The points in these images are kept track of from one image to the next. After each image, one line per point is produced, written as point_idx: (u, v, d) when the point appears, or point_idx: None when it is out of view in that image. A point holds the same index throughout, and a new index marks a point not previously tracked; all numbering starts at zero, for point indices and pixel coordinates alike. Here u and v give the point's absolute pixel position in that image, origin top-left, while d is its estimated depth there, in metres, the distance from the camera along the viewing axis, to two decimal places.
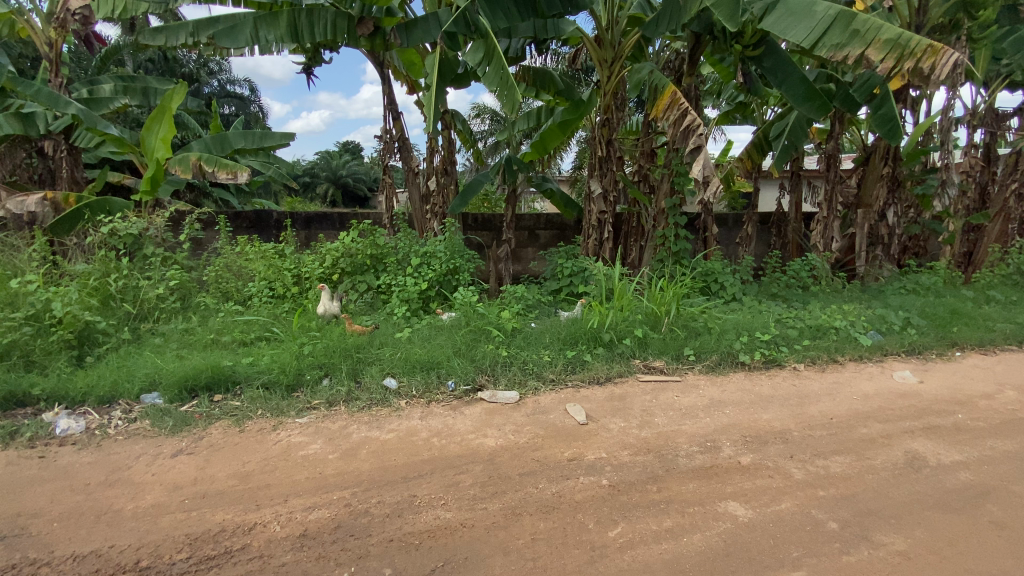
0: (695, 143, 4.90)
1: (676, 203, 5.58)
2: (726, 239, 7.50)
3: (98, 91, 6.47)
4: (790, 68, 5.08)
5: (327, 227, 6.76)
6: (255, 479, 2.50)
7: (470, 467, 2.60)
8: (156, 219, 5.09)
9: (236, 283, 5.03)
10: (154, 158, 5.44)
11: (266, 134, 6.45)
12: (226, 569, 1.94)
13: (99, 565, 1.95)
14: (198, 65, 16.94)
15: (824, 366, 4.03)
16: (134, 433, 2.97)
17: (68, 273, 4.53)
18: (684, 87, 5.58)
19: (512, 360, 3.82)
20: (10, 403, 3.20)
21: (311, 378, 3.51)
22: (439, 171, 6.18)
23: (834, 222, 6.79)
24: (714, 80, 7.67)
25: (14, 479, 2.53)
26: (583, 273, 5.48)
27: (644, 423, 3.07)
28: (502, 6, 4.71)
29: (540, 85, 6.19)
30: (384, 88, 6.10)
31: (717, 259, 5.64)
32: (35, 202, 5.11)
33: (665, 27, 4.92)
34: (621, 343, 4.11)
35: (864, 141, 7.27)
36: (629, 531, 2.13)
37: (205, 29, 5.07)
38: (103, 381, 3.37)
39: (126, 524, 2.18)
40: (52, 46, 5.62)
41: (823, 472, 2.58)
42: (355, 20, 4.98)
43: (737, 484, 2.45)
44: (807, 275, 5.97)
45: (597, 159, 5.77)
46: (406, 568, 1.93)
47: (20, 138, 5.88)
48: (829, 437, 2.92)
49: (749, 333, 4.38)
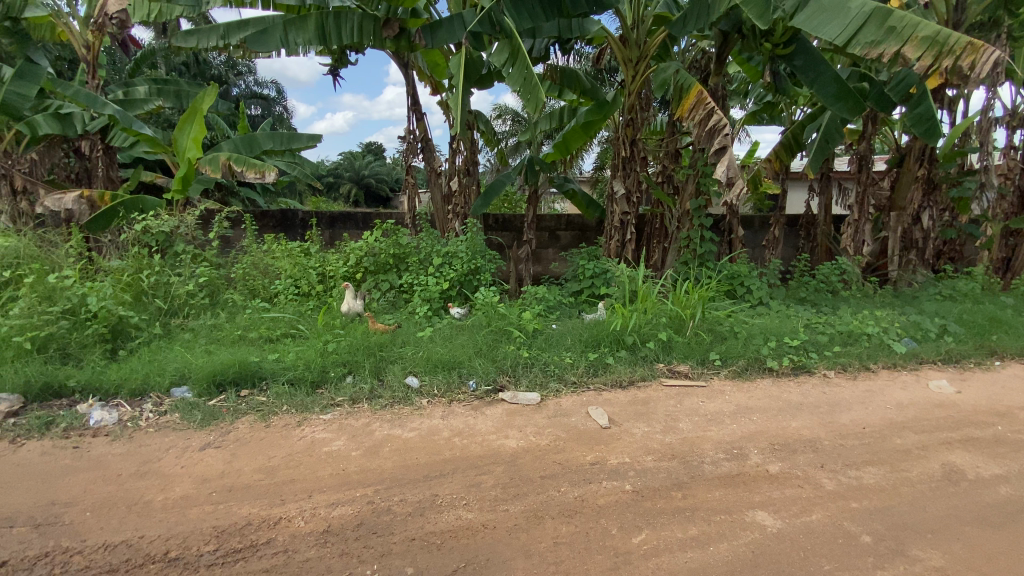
0: (721, 143, 4.78)
1: (701, 204, 5.47)
2: (752, 242, 7.33)
3: (133, 93, 6.67)
4: (822, 66, 4.95)
5: (350, 227, 6.84)
6: (281, 473, 2.54)
7: (492, 468, 2.59)
8: (186, 217, 5.22)
9: (263, 280, 5.12)
10: (186, 158, 5.55)
11: (294, 136, 6.59)
12: (251, 562, 1.96)
13: (129, 555, 1.99)
14: (225, 66, 17.35)
15: (856, 374, 3.90)
16: (165, 425, 3.04)
17: (103, 269, 4.68)
18: (711, 87, 5.47)
19: (534, 361, 3.80)
20: (47, 394, 3.32)
21: (335, 375, 3.55)
22: (461, 171, 6.21)
23: (865, 225, 6.61)
24: (741, 79, 7.52)
25: (49, 468, 2.61)
26: (604, 274, 5.43)
27: (668, 429, 3.01)
28: (527, 6, 4.66)
29: (565, 84, 6.15)
30: (409, 89, 6.16)
31: (743, 262, 5.52)
32: (71, 200, 5.26)
33: (693, 26, 4.81)
34: (645, 346, 4.05)
35: (898, 141, 7.05)
36: (654, 538, 2.09)
37: (236, 32, 5.23)
38: (136, 374, 3.46)
39: (156, 515, 2.23)
40: (89, 49, 5.82)
41: (856, 483, 2.49)
42: (381, 22, 5.03)
43: (766, 493, 2.39)
44: (837, 279, 5.80)
45: (620, 159, 5.73)
46: (428, 568, 1.92)
47: (58, 138, 6.09)
48: (861, 447, 2.83)
49: (778, 338, 4.28)
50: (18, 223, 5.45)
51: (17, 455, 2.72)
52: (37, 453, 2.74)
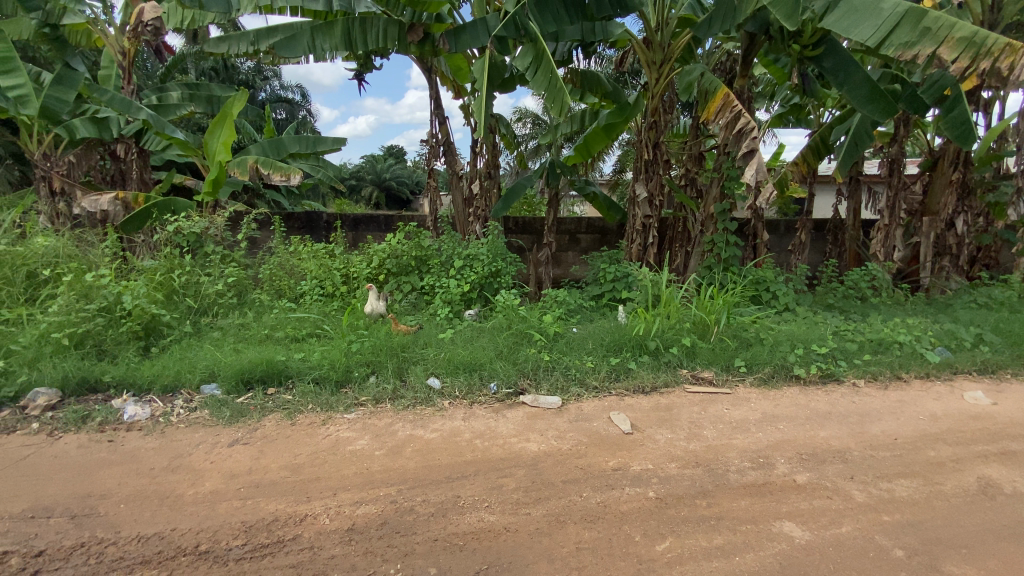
0: (748, 146, 4.71)
1: (726, 208, 5.37)
2: (777, 247, 7.18)
3: (166, 98, 6.89)
4: (853, 67, 4.84)
5: (373, 229, 6.93)
6: (306, 471, 2.58)
7: (513, 471, 2.59)
8: (216, 219, 5.36)
9: (289, 281, 5.23)
10: (215, 161, 5.68)
11: (319, 139, 6.77)
12: (278, 557, 2.00)
13: (162, 547, 2.05)
14: (253, 73, 17.83)
15: (887, 383, 3.79)
16: (195, 421, 3.12)
17: (136, 268, 4.83)
18: (737, 89, 5.40)
19: (555, 364, 3.80)
20: (84, 389, 3.44)
21: (359, 375, 3.60)
22: (482, 175, 6.26)
23: (896, 231, 6.47)
24: (767, 81, 7.38)
25: (87, 460, 2.70)
26: (626, 278, 5.36)
27: (692, 435, 2.97)
28: (552, 8, 4.61)
29: (587, 88, 6.15)
30: (432, 93, 6.24)
31: (768, 267, 5.42)
32: (107, 201, 5.47)
33: (719, 27, 4.75)
34: (668, 352, 4.01)
35: (931, 144, 6.85)
36: (678, 546, 2.06)
37: (265, 38, 5.35)
38: (167, 370, 3.56)
39: (188, 509, 2.29)
40: (125, 55, 6.03)
41: (888, 495, 2.42)
42: (405, 27, 5.12)
43: (793, 504, 2.34)
44: (867, 285, 5.65)
45: (642, 162, 5.67)
46: (451, 568, 1.94)
47: (94, 141, 6.30)
48: (893, 459, 2.75)
49: (805, 345, 4.18)
50: (57, 224, 5.69)
51: (56, 447, 2.83)
52: (73, 446, 2.84)
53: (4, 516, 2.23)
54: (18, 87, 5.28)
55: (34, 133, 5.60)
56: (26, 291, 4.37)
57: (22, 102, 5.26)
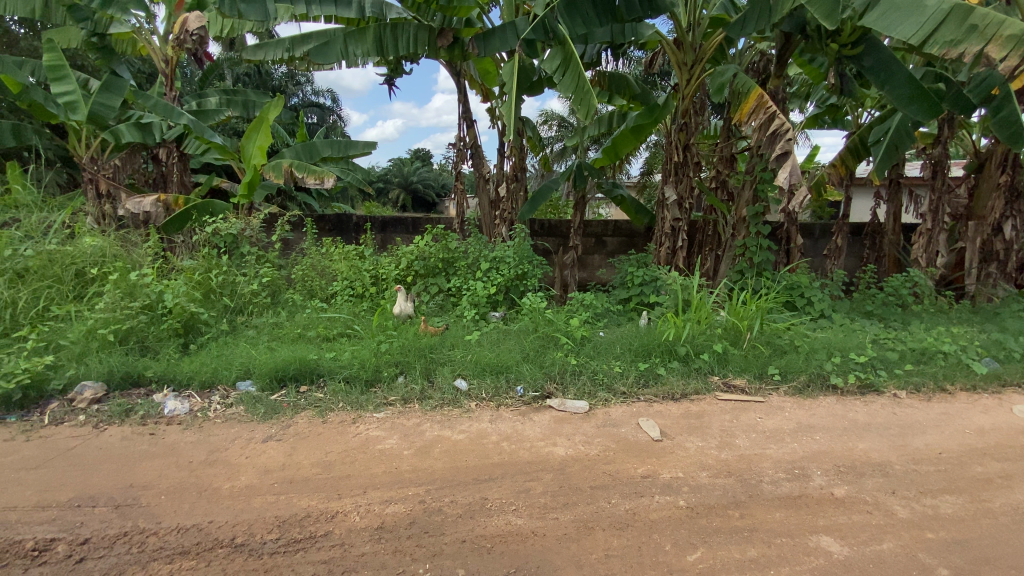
0: (783, 148, 4.59)
1: (758, 211, 5.24)
2: (812, 251, 6.98)
3: (205, 104, 7.12)
4: (894, 66, 4.67)
5: (401, 231, 7.03)
6: (337, 468, 2.63)
7: (540, 475, 2.58)
8: (252, 221, 5.51)
9: (321, 281, 5.35)
10: (251, 165, 5.84)
11: (350, 143, 6.93)
12: (311, 552, 2.04)
13: (200, 538, 2.12)
14: (287, 79, 18.38)
15: (930, 395, 3.63)
16: (231, 416, 3.23)
17: (176, 268, 5.01)
18: (770, 90, 5.27)
19: (582, 369, 3.76)
20: (127, 383, 3.59)
21: (388, 375, 3.65)
22: (509, 178, 6.27)
23: (939, 235, 6.23)
24: (802, 80, 7.17)
25: (131, 452, 2.82)
26: (654, 282, 5.27)
27: (723, 444, 2.91)
28: (582, 11, 4.62)
29: (615, 90, 6.09)
30: (460, 97, 6.30)
31: (803, 273, 5.26)
32: (150, 203, 5.66)
33: (752, 27, 4.66)
34: (699, 358, 3.92)
35: (977, 145, 6.57)
36: (710, 557, 2.01)
37: (301, 45, 5.52)
38: (205, 367, 3.68)
39: (224, 502, 2.36)
40: (168, 62, 6.28)
41: (931, 512, 2.32)
42: (435, 32, 5.19)
43: (831, 518, 2.26)
44: (908, 292, 5.42)
45: (672, 165, 5.58)
46: (479, 570, 1.95)
47: (138, 146, 6.57)
48: (937, 474, 2.63)
49: (842, 353, 4.04)
50: (103, 225, 5.93)
51: (101, 439, 2.96)
52: (117, 438, 2.97)
53: (52, 505, 2.34)
54: (69, 94, 5.56)
55: (83, 137, 5.83)
56: (75, 289, 4.58)
57: (72, 108, 5.53)
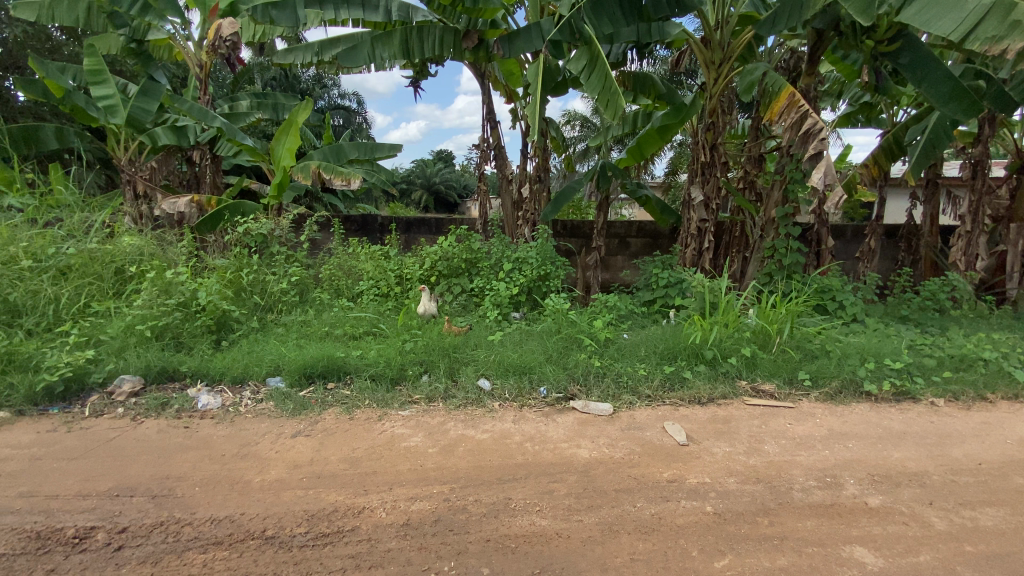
0: (816, 148, 4.48)
1: (788, 212, 5.11)
2: (844, 254, 6.80)
3: (237, 107, 7.32)
4: (932, 63, 4.51)
5: (425, 231, 7.09)
6: (364, 465, 2.67)
7: (564, 476, 2.58)
8: (282, 221, 5.64)
9: (347, 281, 5.44)
10: (281, 166, 5.96)
11: (376, 145, 7.05)
12: (339, 547, 2.08)
13: (233, 529, 2.18)
14: (315, 82, 18.77)
15: (970, 404, 3.49)
16: (262, 412, 3.31)
17: (209, 267, 5.15)
18: (801, 88, 5.14)
19: (606, 371, 3.74)
20: (163, 377, 3.72)
21: (413, 373, 3.69)
22: (532, 179, 6.27)
23: (979, 238, 5.98)
24: (834, 79, 6.99)
25: (166, 444, 2.92)
26: (680, 284, 5.20)
27: (752, 450, 2.86)
28: (608, 10, 4.59)
29: (640, 89, 6.02)
30: (485, 98, 6.33)
31: (834, 276, 5.12)
32: (184, 204, 5.84)
33: (784, 24, 4.54)
34: (726, 362, 3.86)
35: (1020, 144, 6.31)
36: (738, 564, 1.98)
37: (329, 49, 5.63)
38: (237, 363, 3.78)
39: (255, 495, 2.42)
40: (202, 67, 6.46)
41: (971, 524, 2.23)
42: (461, 34, 5.24)
43: (865, 528, 2.20)
44: (946, 296, 5.21)
45: (699, 165, 5.50)
46: (504, 570, 1.95)
47: (173, 148, 6.82)
48: (977, 486, 2.53)
49: (876, 359, 3.91)
50: (141, 225, 6.14)
51: (139, 431, 3.07)
52: (153, 430, 3.07)
53: (92, 494, 2.44)
54: (107, 98, 5.74)
55: (122, 140, 6.04)
56: (114, 286, 4.76)
57: (111, 112, 5.70)
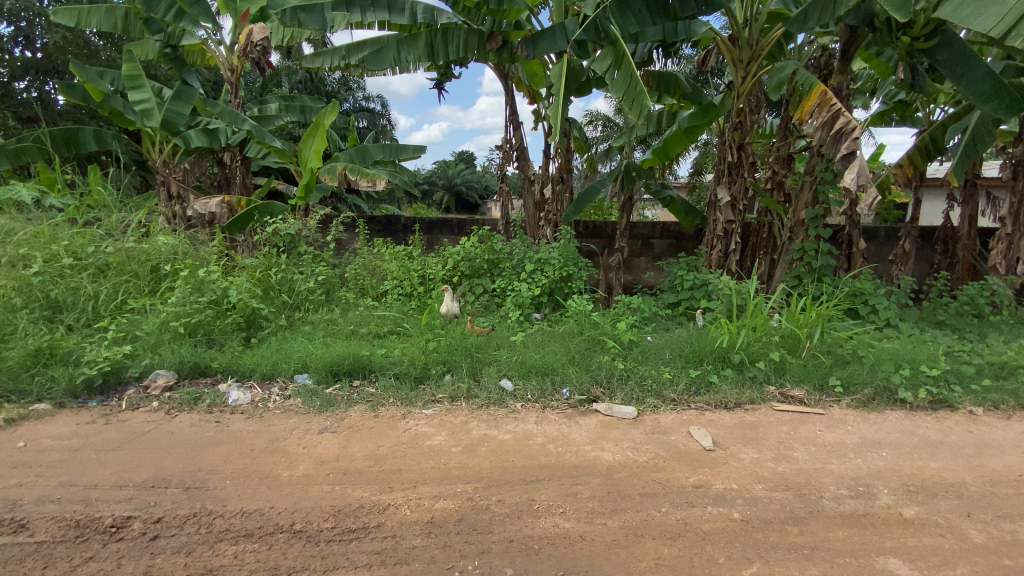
0: (848, 147, 4.36)
1: (818, 213, 4.98)
2: (876, 256, 6.62)
3: (267, 110, 7.50)
4: (971, 60, 4.34)
5: (447, 232, 7.13)
6: (388, 462, 2.71)
7: (587, 479, 2.56)
8: (308, 221, 5.75)
9: (372, 280, 5.52)
10: (308, 167, 6.07)
11: (401, 146, 7.13)
12: (364, 542, 2.11)
13: (262, 522, 2.23)
14: (340, 85, 19.10)
15: (1011, 414, 3.35)
16: (289, 408, 3.38)
17: (239, 266, 5.28)
18: (832, 86, 5.01)
19: (630, 373, 3.71)
20: (196, 373, 3.84)
21: (436, 373, 3.72)
22: (555, 179, 6.25)
23: (1021, 241, 5.73)
24: (868, 76, 6.79)
25: (199, 437, 3.01)
26: (705, 286, 5.11)
27: (781, 457, 2.80)
28: (634, 10, 4.56)
29: (665, 89, 5.95)
30: (508, 99, 6.34)
31: (866, 279, 4.97)
32: (215, 204, 5.99)
33: (815, 21, 4.43)
34: (754, 366, 3.78)
35: None
36: (766, 572, 1.94)
37: (355, 53, 5.72)
38: (266, 360, 3.87)
39: (284, 489, 2.48)
40: (234, 71, 6.63)
41: (1011, 538, 2.14)
42: (485, 36, 5.26)
43: (900, 539, 2.13)
44: (986, 302, 5.00)
45: (725, 165, 5.40)
46: (528, 570, 1.96)
47: (205, 150, 7.01)
48: (1019, 498, 2.43)
49: (911, 365, 3.78)
50: (174, 224, 6.32)
51: (173, 424, 3.18)
52: (186, 424, 3.17)
53: (130, 484, 2.53)
54: (144, 102, 5.94)
55: (156, 142, 6.24)
56: (150, 284, 4.92)
57: (147, 115, 5.89)
